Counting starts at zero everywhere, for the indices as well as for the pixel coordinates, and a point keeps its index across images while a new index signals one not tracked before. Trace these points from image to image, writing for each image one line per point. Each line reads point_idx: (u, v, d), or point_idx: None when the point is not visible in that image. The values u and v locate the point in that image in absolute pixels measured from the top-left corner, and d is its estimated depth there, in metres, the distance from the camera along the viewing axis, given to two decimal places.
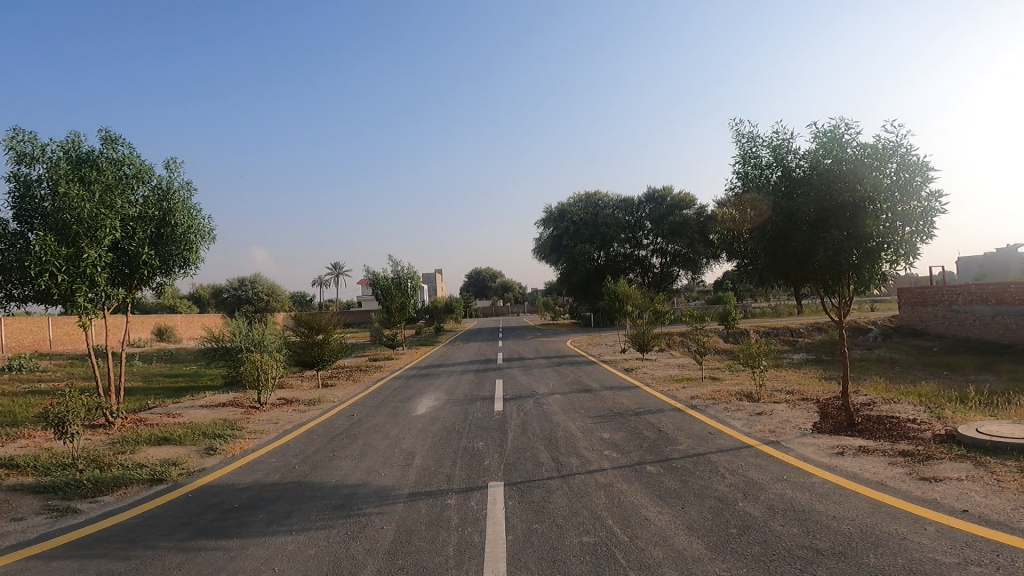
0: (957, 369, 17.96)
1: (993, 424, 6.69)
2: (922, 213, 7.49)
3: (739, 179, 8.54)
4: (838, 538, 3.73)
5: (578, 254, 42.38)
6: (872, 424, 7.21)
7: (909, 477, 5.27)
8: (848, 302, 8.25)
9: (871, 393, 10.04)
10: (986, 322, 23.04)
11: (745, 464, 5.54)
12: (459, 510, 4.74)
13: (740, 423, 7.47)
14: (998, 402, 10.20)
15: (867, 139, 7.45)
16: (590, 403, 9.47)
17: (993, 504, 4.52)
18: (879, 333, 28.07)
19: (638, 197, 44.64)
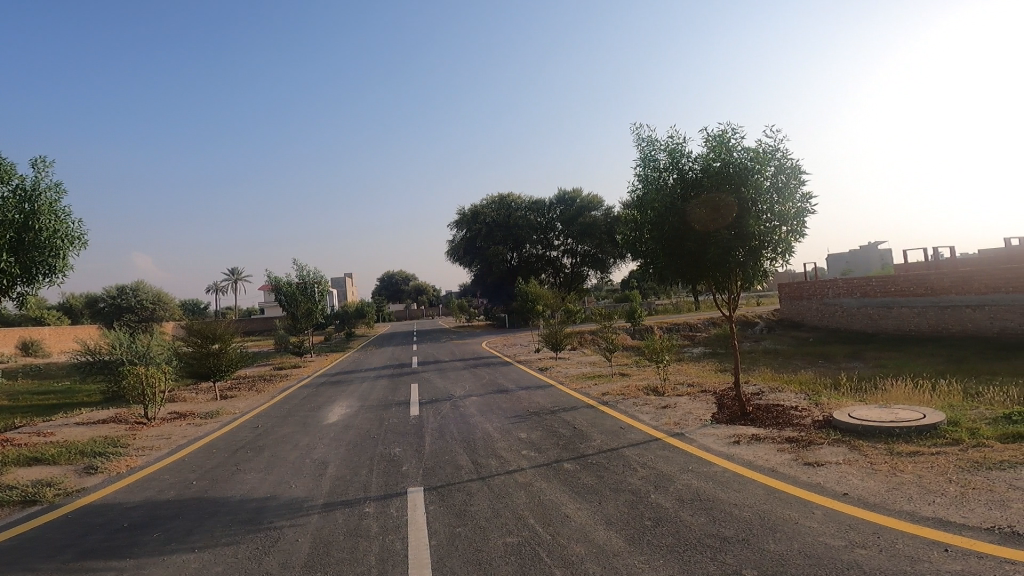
0: (831, 357, 19.75)
1: (862, 408, 7.46)
2: (796, 213, 8.19)
3: (639, 181, 8.90)
4: (739, 525, 4.00)
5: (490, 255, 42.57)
6: (762, 412, 7.79)
7: (796, 462, 5.76)
8: (736, 298, 8.82)
9: (762, 382, 10.82)
10: (853, 314, 25.54)
11: (655, 457, 5.82)
12: (378, 518, 4.64)
13: (648, 417, 7.81)
14: (867, 387, 11.31)
15: (750, 144, 8.05)
16: (507, 404, 9.54)
17: (868, 488, 5.05)
18: (765, 324, 30.35)
19: (549, 199, 45.53)
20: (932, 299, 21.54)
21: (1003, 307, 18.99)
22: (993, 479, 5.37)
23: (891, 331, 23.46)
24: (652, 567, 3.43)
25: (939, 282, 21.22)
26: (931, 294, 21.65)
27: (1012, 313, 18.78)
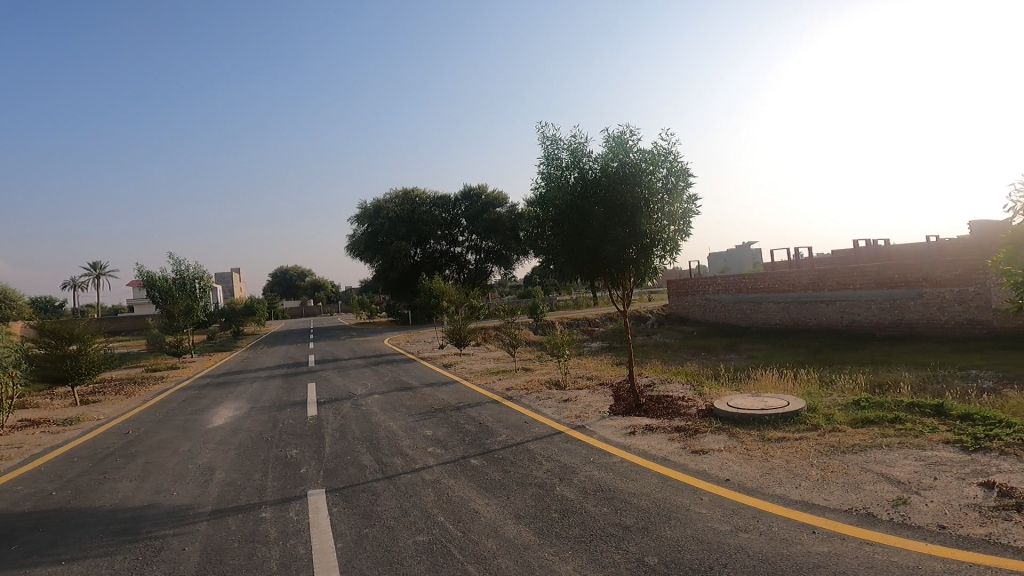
0: (712, 349, 21.22)
1: (739, 397, 8.08)
2: (683, 213, 8.71)
3: (542, 179, 9.06)
4: (639, 513, 4.18)
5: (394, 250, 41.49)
6: (654, 403, 8.21)
7: (684, 450, 6.12)
8: (630, 294, 9.23)
9: (653, 375, 11.42)
10: (730, 309, 27.59)
11: (558, 450, 5.95)
12: (276, 522, 4.39)
13: (551, 411, 7.98)
14: (744, 377, 12.26)
15: (645, 147, 8.44)
16: (410, 401, 9.37)
17: (746, 474, 5.48)
18: (655, 318, 32.02)
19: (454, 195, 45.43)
20: (794, 294, 23.74)
21: (853, 302, 21.29)
22: (848, 462, 6.05)
23: (761, 325, 25.59)
24: (562, 559, 3.50)
25: (801, 279, 23.42)
26: (793, 290, 23.87)
27: (859, 307, 21.09)
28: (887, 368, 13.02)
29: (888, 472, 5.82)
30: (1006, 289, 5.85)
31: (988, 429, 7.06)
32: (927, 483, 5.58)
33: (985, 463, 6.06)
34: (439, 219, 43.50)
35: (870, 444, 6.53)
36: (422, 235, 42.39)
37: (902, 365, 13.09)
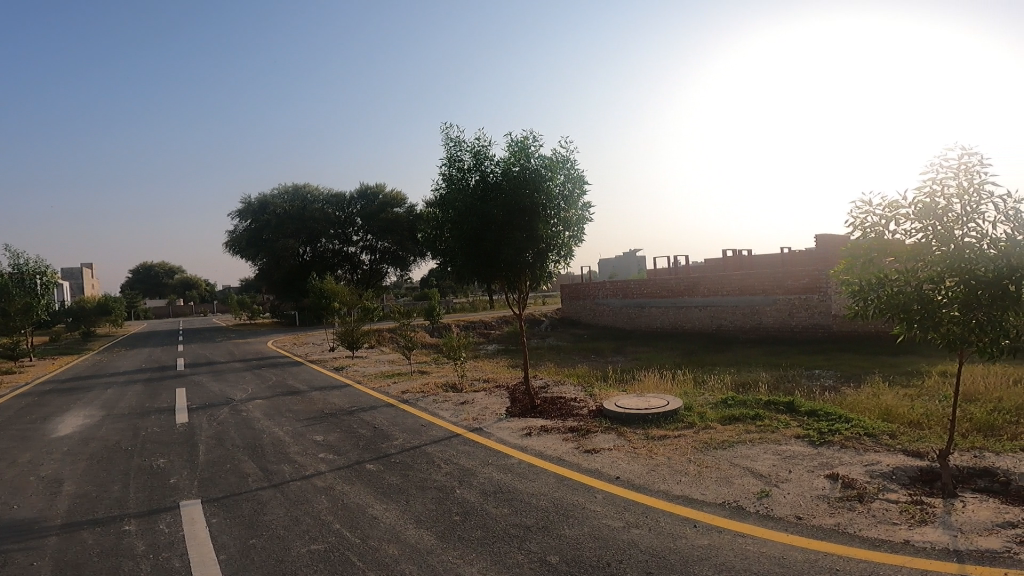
0: (601, 352, 22.04)
1: (626, 397, 8.44)
2: (577, 219, 8.99)
3: (443, 180, 8.99)
4: (538, 514, 4.20)
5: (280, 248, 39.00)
6: (548, 404, 8.37)
7: (577, 450, 6.28)
8: (525, 297, 9.36)
9: (546, 377, 11.68)
10: (617, 313, 28.85)
11: (456, 452, 5.87)
12: (145, 536, 3.95)
13: (448, 413, 7.88)
14: (630, 378, 12.87)
15: (545, 153, 8.64)
16: (297, 406, 8.86)
17: (634, 471, 5.73)
18: (548, 320, 32.62)
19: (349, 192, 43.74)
20: (672, 300, 25.32)
21: (720, 308, 23.07)
22: (719, 457, 6.52)
23: (643, 329, 27.00)
24: (465, 562, 3.45)
25: (678, 285, 25.05)
26: (671, 295, 25.48)
27: (725, 312, 22.90)
28: (754, 369, 14.17)
29: (751, 466, 6.36)
30: (847, 298, 6.63)
31: (830, 425, 7.92)
32: (785, 476, 6.17)
33: (830, 456, 6.82)
34: (332, 217, 41.68)
35: (737, 440, 7.09)
36: (311, 233, 40.38)
37: (763, 367, 14.37)
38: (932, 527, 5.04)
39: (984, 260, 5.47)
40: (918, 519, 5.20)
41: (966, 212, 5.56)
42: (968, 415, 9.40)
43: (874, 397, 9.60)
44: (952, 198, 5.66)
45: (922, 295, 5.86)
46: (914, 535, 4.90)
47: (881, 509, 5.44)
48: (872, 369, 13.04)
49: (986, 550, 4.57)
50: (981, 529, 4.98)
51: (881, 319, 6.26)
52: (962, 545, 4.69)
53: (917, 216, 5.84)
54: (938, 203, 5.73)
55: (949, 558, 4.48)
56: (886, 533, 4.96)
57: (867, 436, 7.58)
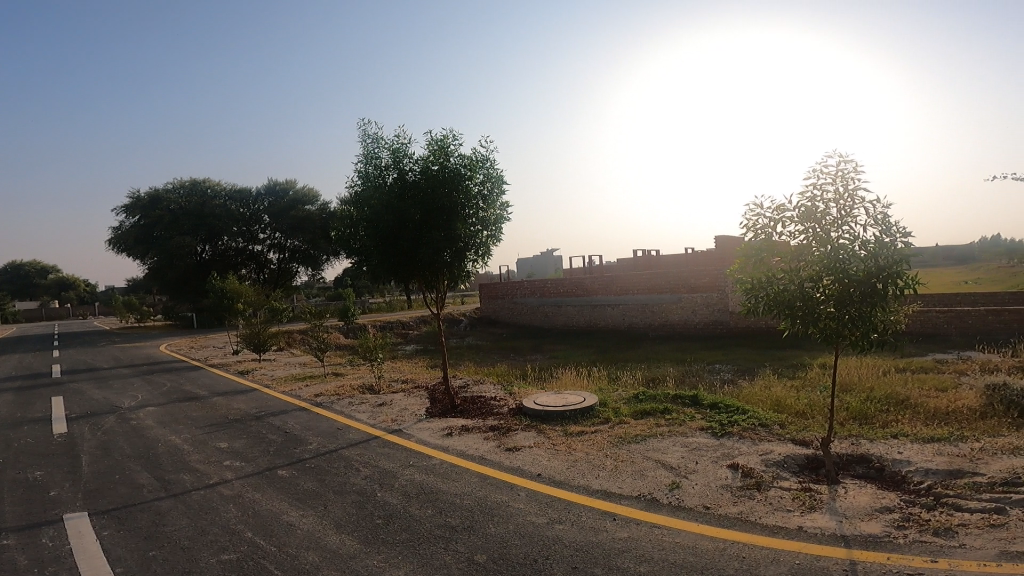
0: (520, 350, 22.20)
1: (545, 395, 8.52)
2: (496, 219, 9.02)
3: (359, 177, 8.76)
4: (463, 513, 4.13)
5: (175, 246, 36.21)
6: (468, 403, 8.29)
7: (498, 448, 6.25)
8: (443, 297, 9.26)
9: (465, 376, 11.59)
10: (534, 311, 29.16)
11: (375, 455, 5.66)
12: (23, 559, 3.54)
13: (365, 415, 7.61)
14: (546, 376, 13.01)
15: (463, 153, 8.59)
16: (198, 412, 8.26)
17: (555, 468, 5.77)
18: (467, 318, 32.20)
19: (255, 188, 41.61)
20: (586, 300, 25.96)
21: (631, 307, 23.93)
22: (634, 451, 6.69)
23: (560, 326, 27.59)
24: (389, 566, 3.34)
25: (592, 285, 25.73)
26: (585, 295, 26.15)
27: (635, 311, 23.77)
28: (663, 364, 14.72)
29: (663, 458, 6.58)
30: (741, 295, 7.43)
31: (730, 417, 8.35)
32: (693, 467, 6.44)
33: (730, 447, 7.20)
34: (236, 214, 39.46)
35: (649, 433, 7.31)
36: (211, 230, 38.01)
37: (672, 362, 14.97)
38: (821, 513, 5.44)
39: (854, 261, 6.43)
40: (809, 506, 5.60)
41: (841, 217, 6.46)
42: (845, 404, 10.26)
43: (766, 389, 10.25)
44: (830, 204, 6.49)
45: (804, 293, 6.75)
46: (807, 522, 5.26)
47: (777, 497, 5.81)
48: (765, 362, 13.95)
49: (869, 534, 4.99)
50: (863, 514, 5.42)
51: (770, 314, 7.09)
52: (847, 531, 5.07)
53: (801, 219, 6.67)
54: (818, 208, 6.56)
55: (838, 543, 4.84)
56: (782, 521, 5.30)
57: (762, 426, 8.09)
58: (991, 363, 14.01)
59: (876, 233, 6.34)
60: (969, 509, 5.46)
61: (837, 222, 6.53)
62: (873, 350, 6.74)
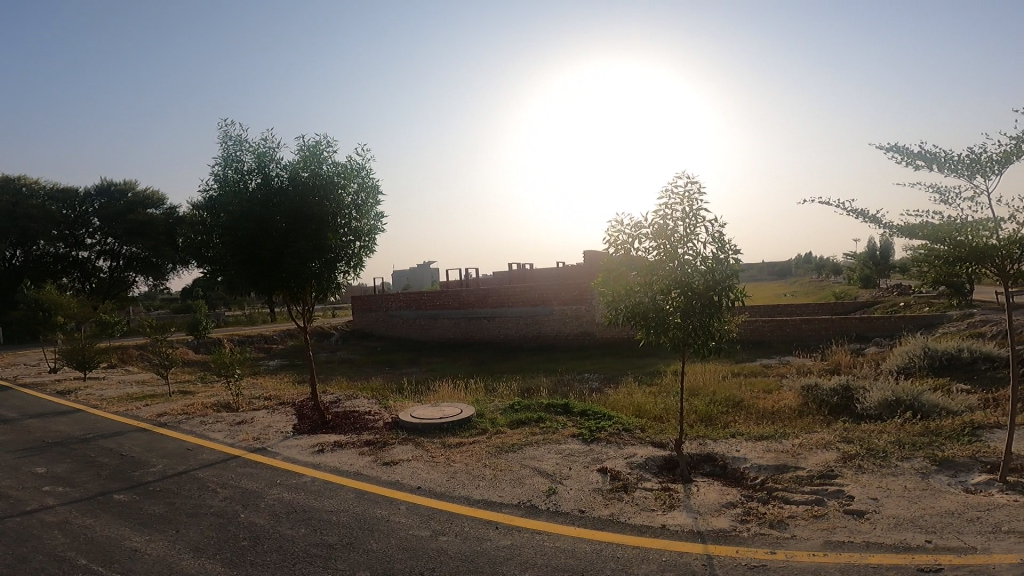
0: (396, 364, 21.55)
1: (422, 408, 8.28)
2: (369, 230, 8.74)
3: (217, 181, 8.10)
4: (341, 530, 3.86)
5: None
6: (340, 419, 7.83)
7: (374, 463, 5.93)
8: (310, 309, 8.82)
9: (335, 391, 10.99)
10: (411, 324, 28.04)
11: (235, 475, 5.12)
12: None
13: (221, 435, 6.90)
14: (422, 389, 12.72)
15: (337, 160, 8.24)
16: (7, 437, 7.02)
17: (435, 480, 5.61)
18: (339, 333, 30.20)
19: (84, 188, 36.95)
20: (464, 312, 25.67)
21: (507, 318, 24.16)
22: (511, 460, 6.70)
23: (437, 339, 26.73)
24: None
25: (468, 297, 25.53)
26: (462, 307, 25.78)
27: (510, 322, 24.07)
28: (535, 374, 15.01)
29: (539, 465, 6.64)
30: (603, 305, 7.82)
31: (597, 423, 8.65)
32: (566, 473, 6.56)
33: (599, 452, 7.45)
34: (58, 215, 34.70)
35: (525, 442, 7.37)
36: (25, 232, 33.04)
37: (544, 372, 15.35)
38: (679, 511, 5.77)
39: (697, 275, 7.10)
40: (669, 504, 5.93)
41: (686, 235, 7.04)
42: (692, 407, 11.10)
43: (628, 395, 10.83)
44: (679, 222, 7.03)
45: (656, 304, 7.28)
46: (669, 520, 5.56)
47: (642, 497, 6.10)
48: (626, 370, 14.76)
49: (719, 528, 5.37)
50: (714, 509, 5.84)
51: (627, 324, 7.54)
52: (703, 526, 5.43)
53: (655, 236, 7.17)
54: (670, 225, 7.09)
55: (696, 539, 5.16)
56: (648, 520, 5.55)
57: (625, 431, 8.49)
58: (805, 366, 16.02)
59: (714, 250, 7.03)
60: (795, 501, 6.11)
61: (685, 238, 7.11)
62: (713, 356, 7.43)
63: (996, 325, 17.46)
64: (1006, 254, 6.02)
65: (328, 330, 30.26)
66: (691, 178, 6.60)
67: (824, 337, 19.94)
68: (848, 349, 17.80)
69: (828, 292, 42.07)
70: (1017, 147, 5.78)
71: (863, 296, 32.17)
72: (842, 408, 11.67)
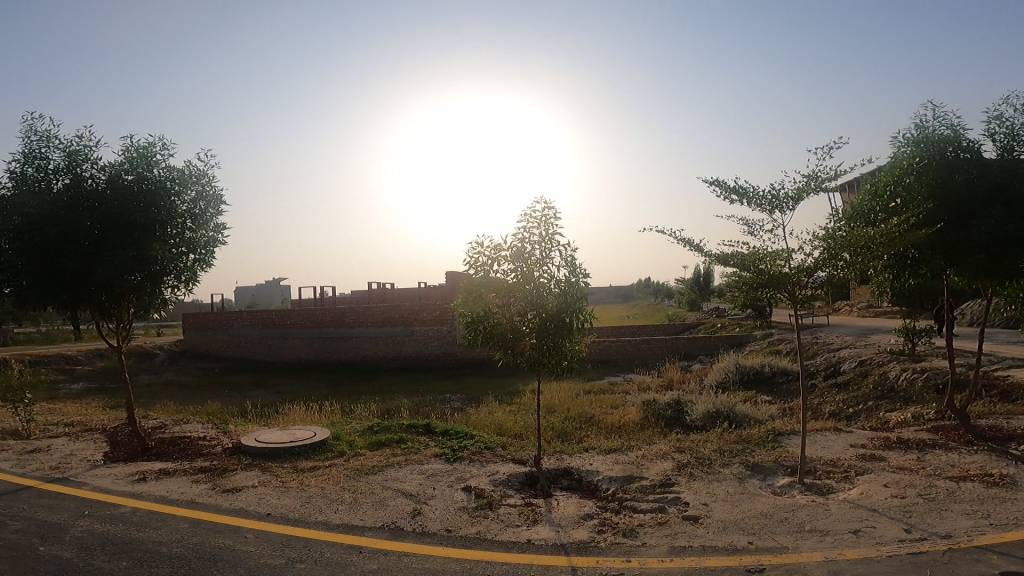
0: (235, 386, 19.56)
1: (269, 431, 7.67)
2: (206, 242, 7.91)
3: (12, 177, 7.05)
4: (174, 560, 3.90)
5: None
6: (166, 445, 7.11)
7: (213, 490, 5.57)
8: (127, 326, 7.86)
9: (160, 415, 9.68)
10: (255, 344, 24.99)
11: (32, 508, 4.86)
12: None
13: (8, 465, 6.10)
14: (269, 413, 11.64)
15: (171, 163, 7.43)
16: None
17: (286, 506, 5.31)
18: (163, 353, 25.73)
19: None
20: (318, 330, 23.75)
21: (365, 338, 23.04)
22: (371, 482, 6.27)
23: (286, 361, 24.37)
24: None
25: (322, 316, 23.74)
26: (316, 327, 23.86)
27: (369, 342, 23.02)
28: (392, 395, 14.49)
29: (401, 486, 6.26)
30: (460, 326, 7.67)
31: (459, 442, 8.44)
32: (430, 492, 6.25)
33: (462, 471, 7.22)
34: None
35: (385, 463, 6.95)
36: None
37: (401, 393, 14.84)
38: (542, 525, 5.71)
39: (551, 297, 7.27)
40: (533, 519, 5.84)
41: (540, 258, 7.19)
42: (549, 424, 11.30)
43: (489, 414, 10.78)
44: (535, 245, 7.16)
45: (514, 326, 7.35)
46: (533, 534, 5.46)
47: (506, 513, 5.95)
48: (485, 390, 14.76)
49: (580, 540, 5.37)
50: (573, 522, 5.83)
51: (485, 345, 7.47)
52: (564, 538, 5.40)
53: (512, 259, 7.20)
54: (527, 248, 7.17)
55: (559, 551, 5.11)
56: (514, 535, 5.42)
57: (486, 449, 8.35)
58: (644, 382, 17.17)
59: (567, 273, 7.26)
60: (645, 509, 6.25)
61: (541, 261, 7.24)
62: (565, 375, 7.63)
63: (789, 343, 20.29)
64: (797, 280, 6.88)
65: (151, 349, 25.74)
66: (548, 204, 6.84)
67: (660, 355, 21.58)
68: (679, 366, 19.48)
69: (663, 314, 45.87)
70: (806, 185, 6.67)
71: (690, 319, 35.47)
72: (674, 420, 12.50)
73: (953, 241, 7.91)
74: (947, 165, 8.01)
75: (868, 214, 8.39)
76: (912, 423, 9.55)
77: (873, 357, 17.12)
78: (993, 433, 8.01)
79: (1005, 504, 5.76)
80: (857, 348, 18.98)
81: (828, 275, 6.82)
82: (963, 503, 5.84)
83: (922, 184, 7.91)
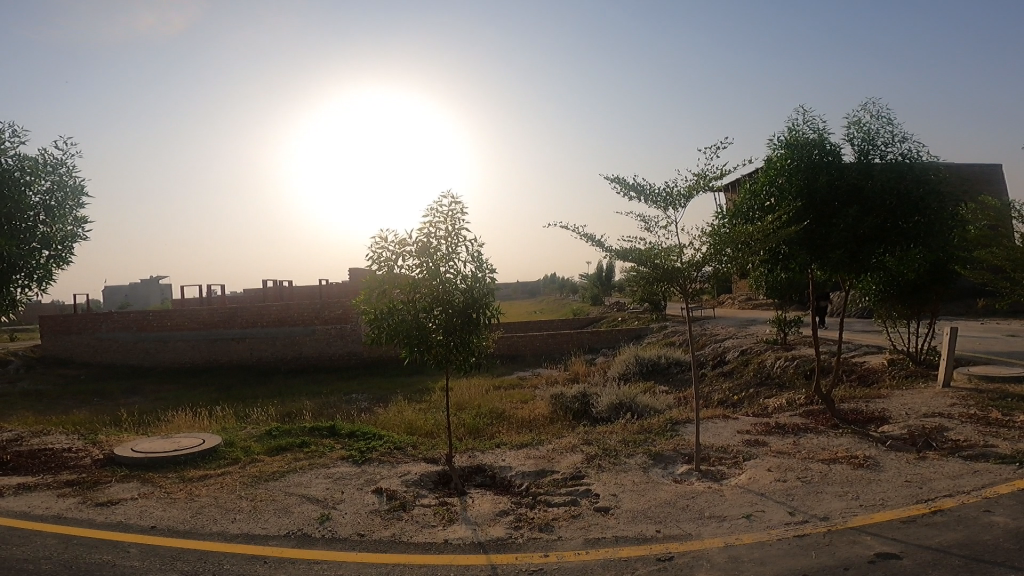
0: (106, 395, 17.72)
1: (149, 440, 7.00)
2: (63, 238, 7.35)
3: None
4: None
5: None
6: (25, 459, 6.56)
7: (85, 504, 5.23)
8: None
9: (17, 429, 8.52)
10: (129, 349, 22.56)
11: None
12: None
13: None
14: (150, 420, 10.63)
15: (21, 152, 6.96)
16: None
17: (175, 517, 4.95)
18: (17, 359, 22.07)
19: None
20: (204, 332, 22.06)
21: (260, 339, 21.77)
22: (273, 489, 5.79)
23: (167, 365, 22.12)
24: None
25: (210, 316, 22.10)
26: (203, 327, 22.12)
27: (264, 343, 21.78)
28: (292, 398, 13.70)
29: (307, 492, 5.83)
30: (365, 325, 7.31)
31: (368, 443, 8.03)
32: (339, 497, 5.85)
33: (372, 472, 6.84)
34: None
35: (288, 469, 6.46)
36: None
37: (303, 395, 14.08)
38: (458, 524, 5.50)
39: (457, 293, 7.08)
40: (449, 518, 5.62)
41: (447, 254, 6.99)
42: (460, 421, 11.09)
43: (398, 413, 10.40)
44: (441, 240, 6.95)
45: (419, 322, 7.03)
46: (450, 534, 5.25)
47: (421, 514, 5.68)
48: (393, 389, 14.32)
49: (497, 538, 5.21)
50: (490, 519, 5.67)
51: (391, 343, 7.13)
52: (482, 537, 5.22)
53: (418, 254, 6.94)
54: (433, 244, 6.93)
55: (478, 550, 4.93)
56: (430, 536, 5.17)
57: (397, 449, 8.01)
58: (552, 376, 17.40)
59: (473, 268, 7.10)
60: (558, 502, 6.16)
61: (447, 256, 7.03)
62: (474, 372, 7.46)
63: (682, 335, 21.35)
64: (688, 274, 7.13)
65: (3, 356, 21.86)
66: (453, 197, 6.67)
67: (565, 350, 21.97)
68: (584, 359, 19.93)
69: (565, 310, 46.93)
70: (697, 184, 6.94)
71: (591, 314, 36.41)
72: (581, 413, 12.63)
73: (818, 237, 8.58)
74: (812, 167, 8.56)
75: (748, 212, 8.90)
76: (788, 408, 10.21)
77: (752, 346, 18.32)
78: (855, 417, 8.65)
79: (870, 484, 5.95)
80: (738, 338, 20.25)
81: (714, 269, 7.13)
82: (835, 485, 6.02)
83: (792, 185, 8.46)
